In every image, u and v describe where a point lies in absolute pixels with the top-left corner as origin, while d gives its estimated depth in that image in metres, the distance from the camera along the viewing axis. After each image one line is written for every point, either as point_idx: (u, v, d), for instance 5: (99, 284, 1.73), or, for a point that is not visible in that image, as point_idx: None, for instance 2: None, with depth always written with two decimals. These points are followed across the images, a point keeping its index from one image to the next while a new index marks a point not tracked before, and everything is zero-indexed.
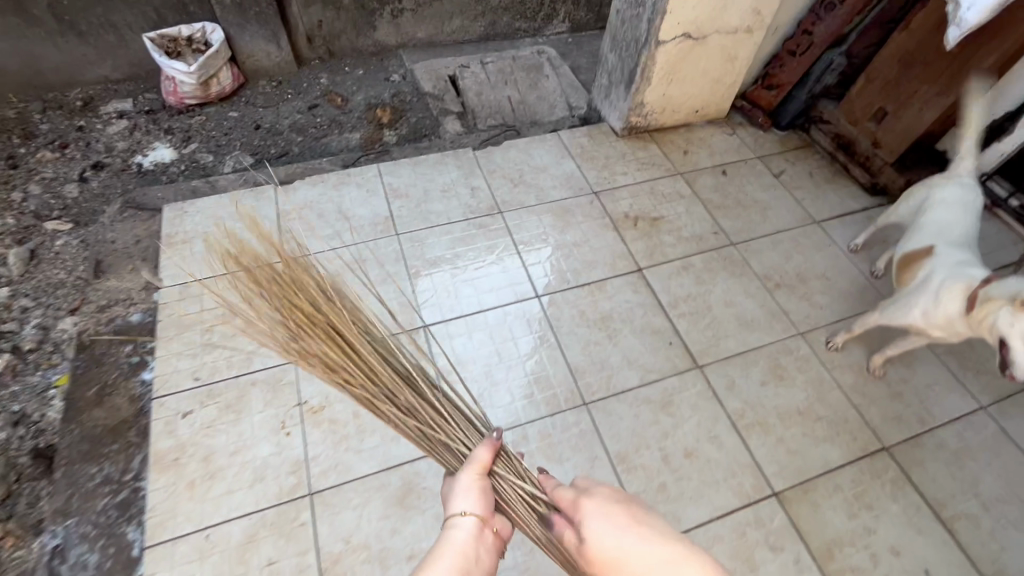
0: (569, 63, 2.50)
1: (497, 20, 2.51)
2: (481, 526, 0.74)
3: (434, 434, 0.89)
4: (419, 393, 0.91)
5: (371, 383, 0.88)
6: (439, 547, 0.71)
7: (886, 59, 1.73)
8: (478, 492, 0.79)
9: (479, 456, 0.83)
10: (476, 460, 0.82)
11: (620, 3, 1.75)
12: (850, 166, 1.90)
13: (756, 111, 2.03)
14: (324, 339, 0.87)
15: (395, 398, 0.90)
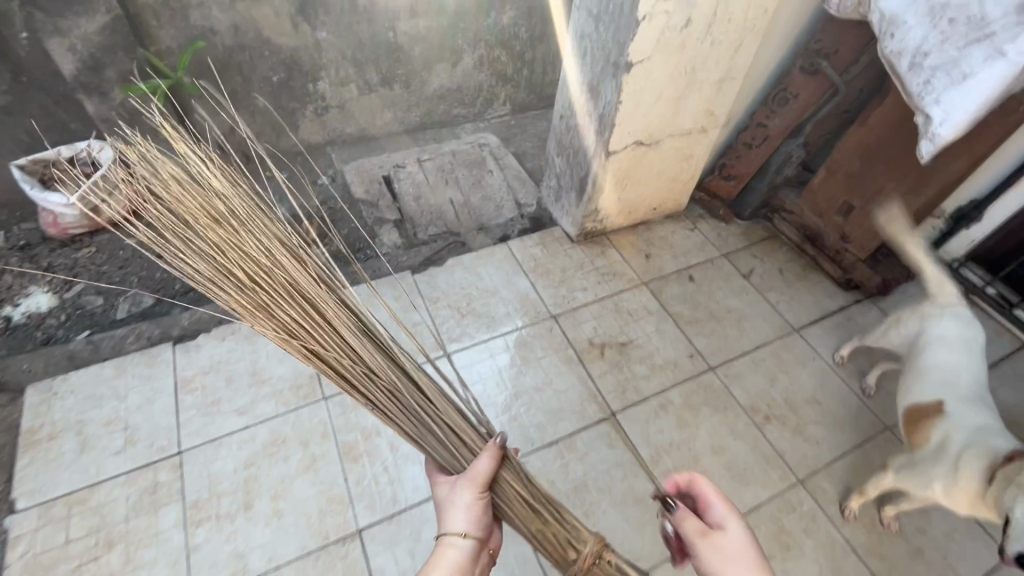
0: (514, 149, 2.33)
1: (433, 109, 2.32)
2: (474, 548, 0.79)
3: (427, 420, 0.87)
4: (401, 375, 0.89)
5: (344, 360, 0.86)
6: (434, 562, 0.77)
7: (846, 153, 1.62)
8: (473, 509, 0.81)
9: (481, 469, 0.82)
10: (478, 473, 0.82)
11: (563, 108, 1.59)
12: (819, 260, 1.78)
13: (716, 203, 1.91)
14: (287, 305, 0.86)
15: (376, 377, 0.87)
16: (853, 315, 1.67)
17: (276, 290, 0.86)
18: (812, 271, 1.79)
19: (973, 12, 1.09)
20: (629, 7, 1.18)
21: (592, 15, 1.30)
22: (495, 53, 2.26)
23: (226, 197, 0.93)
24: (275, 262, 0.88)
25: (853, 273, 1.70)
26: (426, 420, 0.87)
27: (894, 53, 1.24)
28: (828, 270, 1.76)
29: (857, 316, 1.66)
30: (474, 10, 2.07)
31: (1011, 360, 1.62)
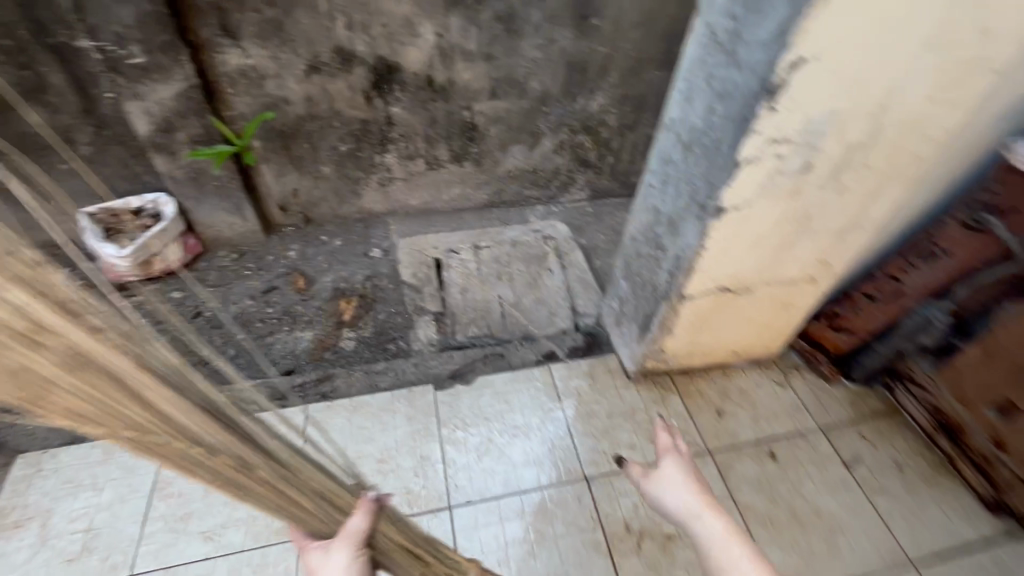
0: (584, 242, 2.11)
1: (503, 188, 2.17)
2: None
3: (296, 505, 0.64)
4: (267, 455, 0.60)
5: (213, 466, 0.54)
6: None
7: (1011, 336, 1.22)
8: (352, 570, 0.66)
9: (352, 529, 0.66)
10: (349, 534, 0.66)
11: (635, 231, 1.34)
12: (957, 461, 1.35)
13: (819, 356, 1.55)
14: (77, 390, 0.41)
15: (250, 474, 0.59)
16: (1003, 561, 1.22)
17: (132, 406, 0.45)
18: (946, 474, 1.36)
19: None
20: (728, 146, 0.92)
21: (681, 140, 1.06)
22: (578, 138, 2.07)
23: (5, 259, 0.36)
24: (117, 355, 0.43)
25: (1008, 494, 1.26)
26: (299, 498, 0.64)
27: None
28: (971, 478, 1.33)
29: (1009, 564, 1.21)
30: (560, 94, 1.90)
31: None
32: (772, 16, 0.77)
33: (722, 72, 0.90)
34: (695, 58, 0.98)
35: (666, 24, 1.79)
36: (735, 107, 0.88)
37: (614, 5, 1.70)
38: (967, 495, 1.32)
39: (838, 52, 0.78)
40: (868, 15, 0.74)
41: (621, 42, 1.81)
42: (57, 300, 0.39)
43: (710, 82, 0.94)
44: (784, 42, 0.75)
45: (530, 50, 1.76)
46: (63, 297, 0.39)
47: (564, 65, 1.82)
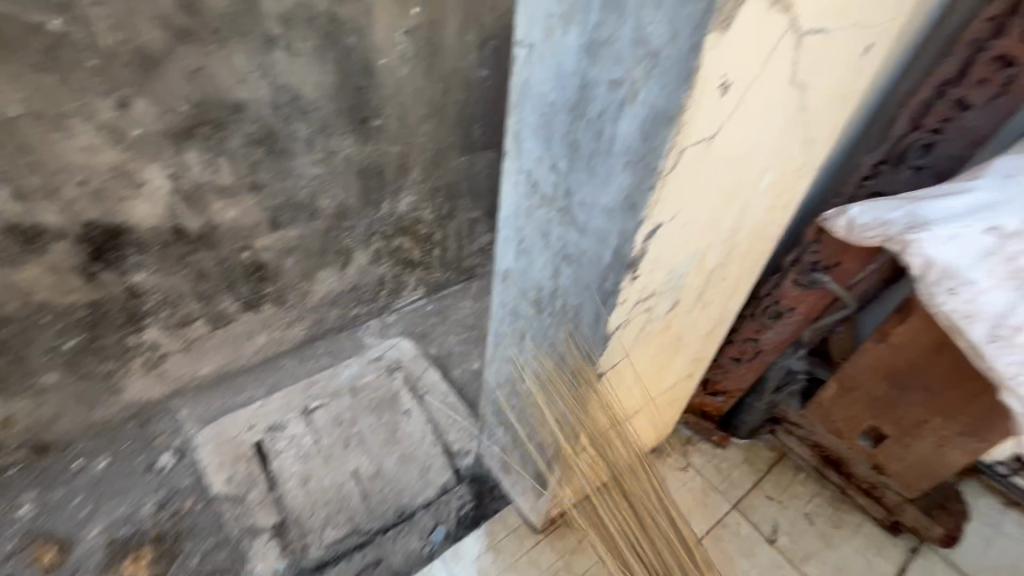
0: (435, 352, 1.85)
1: (322, 316, 1.81)
2: None
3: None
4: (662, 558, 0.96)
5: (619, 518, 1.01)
6: None
7: (861, 372, 1.28)
8: None
9: None
10: None
11: (497, 378, 1.11)
12: (850, 493, 1.39)
13: (706, 425, 1.49)
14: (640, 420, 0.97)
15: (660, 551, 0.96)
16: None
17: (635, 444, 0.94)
18: (845, 508, 1.40)
19: None
20: (591, 316, 0.73)
21: (528, 296, 0.85)
22: (395, 242, 1.81)
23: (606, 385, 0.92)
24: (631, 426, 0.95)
25: (900, 515, 1.32)
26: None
27: (955, 311, 0.86)
28: (866, 506, 1.38)
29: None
30: (359, 205, 1.62)
31: None
32: (610, 181, 0.59)
33: (559, 232, 0.71)
34: (519, 207, 0.78)
35: (457, 109, 1.62)
36: (587, 276, 0.70)
37: (394, 101, 1.47)
38: (868, 524, 1.37)
39: (691, 206, 0.63)
40: (717, 165, 0.60)
41: (413, 135, 1.58)
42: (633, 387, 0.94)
43: (546, 240, 0.75)
44: (635, 216, 0.58)
45: (307, 167, 1.43)
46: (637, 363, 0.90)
47: (354, 174, 1.54)
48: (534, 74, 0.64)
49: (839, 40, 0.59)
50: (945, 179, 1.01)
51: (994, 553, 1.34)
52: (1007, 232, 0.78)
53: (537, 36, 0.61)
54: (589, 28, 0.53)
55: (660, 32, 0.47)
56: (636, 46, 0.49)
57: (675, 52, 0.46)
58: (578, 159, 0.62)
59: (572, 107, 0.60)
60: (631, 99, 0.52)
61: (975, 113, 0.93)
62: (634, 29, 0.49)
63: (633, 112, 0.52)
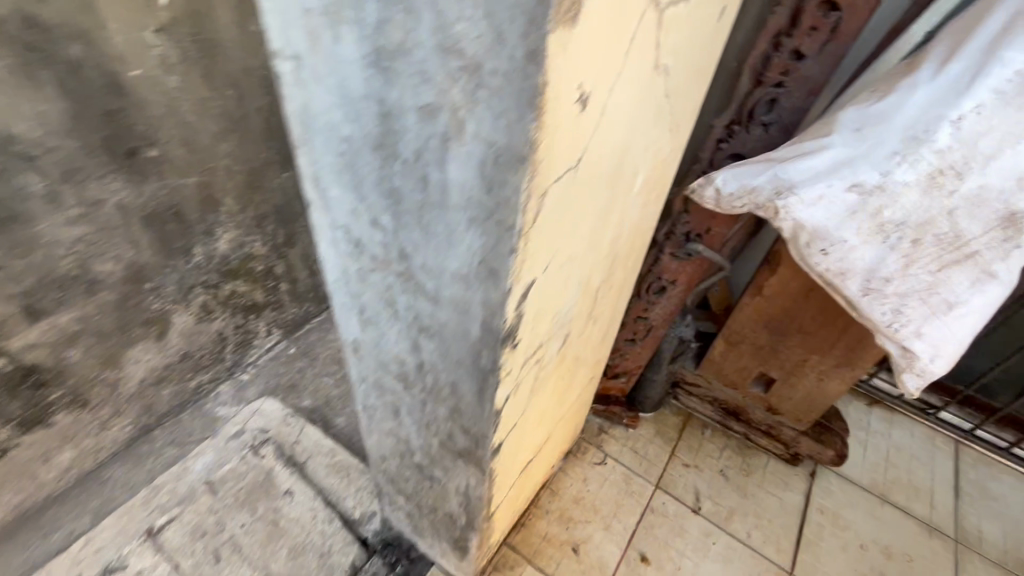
0: (308, 404, 1.58)
1: (150, 403, 1.44)
2: None
3: None
4: None
5: None
6: None
7: (744, 326, 1.30)
8: None
9: None
10: None
11: (382, 450, 0.92)
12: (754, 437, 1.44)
13: (615, 409, 1.45)
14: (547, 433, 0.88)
15: None
16: (826, 505, 1.36)
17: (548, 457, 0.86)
18: (752, 453, 1.45)
19: (942, 230, 0.74)
20: (473, 393, 0.57)
21: (391, 371, 0.67)
22: (226, 289, 1.47)
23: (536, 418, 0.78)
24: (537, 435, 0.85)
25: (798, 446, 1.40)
26: None
27: (829, 270, 0.85)
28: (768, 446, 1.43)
29: (830, 505, 1.37)
30: (159, 261, 1.26)
31: (963, 475, 1.46)
32: (456, 241, 0.42)
33: (407, 300, 0.53)
34: (348, 271, 0.58)
35: (263, 117, 1.31)
36: (456, 351, 0.53)
37: (171, 122, 1.14)
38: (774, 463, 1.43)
39: (564, 243, 0.48)
40: (585, 190, 0.46)
41: (211, 159, 1.25)
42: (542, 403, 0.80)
43: (394, 309, 0.56)
44: (500, 285, 0.42)
45: (60, 229, 1.06)
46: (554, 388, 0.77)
47: (139, 225, 1.18)
48: (314, 98, 0.43)
49: (698, 8, 0.47)
50: (792, 132, 0.99)
51: (871, 454, 1.48)
52: (867, 188, 0.75)
53: (300, 45, 0.40)
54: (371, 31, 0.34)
55: (478, 33, 0.29)
56: (445, 56, 0.31)
57: (507, 64, 0.29)
58: (406, 214, 0.44)
59: (378, 145, 0.41)
60: (456, 135, 0.35)
61: (811, 61, 0.90)
62: (436, 31, 0.31)
63: (464, 155, 0.35)
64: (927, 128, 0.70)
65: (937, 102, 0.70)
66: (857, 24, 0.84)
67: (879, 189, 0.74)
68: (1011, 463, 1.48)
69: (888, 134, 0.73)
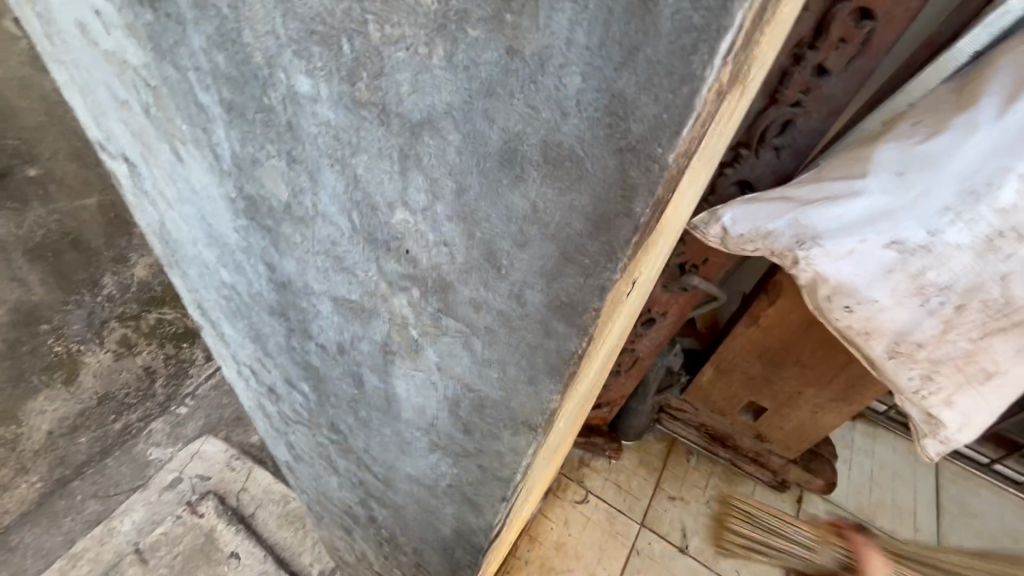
0: (257, 442, 1.34)
1: (63, 454, 1.26)
2: None
3: None
4: None
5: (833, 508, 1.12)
6: None
7: (736, 355, 1.18)
8: None
9: None
10: None
11: (340, 542, 0.78)
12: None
13: (595, 440, 1.34)
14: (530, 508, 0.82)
15: None
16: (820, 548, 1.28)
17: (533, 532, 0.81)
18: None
19: (991, 297, 0.64)
20: (454, 517, 0.53)
21: (337, 506, 0.69)
22: (149, 319, 1.39)
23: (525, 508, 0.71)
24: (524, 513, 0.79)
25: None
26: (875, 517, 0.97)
27: (851, 327, 0.73)
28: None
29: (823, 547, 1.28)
30: (56, 298, 1.34)
31: (944, 491, 1.43)
32: (414, 453, 0.49)
33: (345, 464, 0.59)
34: (258, 357, 0.56)
35: None
36: (421, 484, 0.52)
37: None
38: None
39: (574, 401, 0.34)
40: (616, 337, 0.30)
41: None
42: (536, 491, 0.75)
43: (334, 466, 0.62)
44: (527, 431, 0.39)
45: None
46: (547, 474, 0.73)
47: None
48: (187, 232, 0.49)
49: (741, 98, 0.33)
50: (805, 156, 0.84)
51: (857, 474, 1.43)
52: (909, 247, 0.64)
53: (118, 145, 0.48)
54: (270, 205, 0.39)
55: (439, 254, 0.33)
56: (390, 256, 0.36)
57: (480, 289, 0.33)
58: (336, 400, 0.52)
59: (290, 320, 0.48)
60: (410, 356, 0.41)
61: (834, 79, 0.73)
62: (385, 233, 0.35)
63: (414, 379, 0.43)
64: (988, 183, 0.59)
65: (1001, 152, 0.59)
66: (892, 36, 0.67)
67: (926, 249, 0.63)
68: (992, 479, 1.45)
69: (940, 183, 0.61)
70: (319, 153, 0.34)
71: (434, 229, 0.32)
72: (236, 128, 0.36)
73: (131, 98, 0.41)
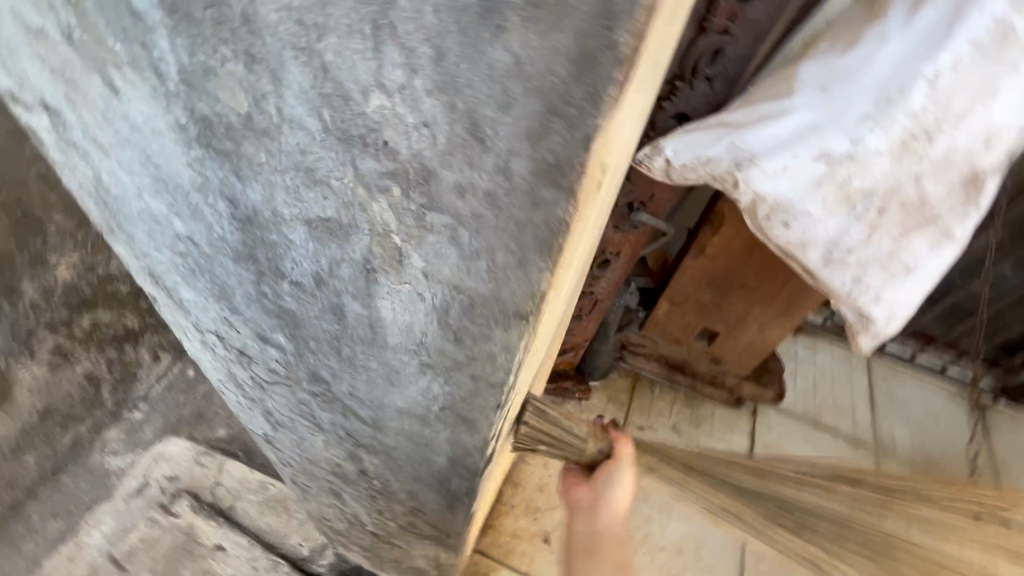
0: (225, 436, 1.30)
1: (12, 479, 1.15)
2: None
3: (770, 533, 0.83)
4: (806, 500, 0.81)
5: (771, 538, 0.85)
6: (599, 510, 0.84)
7: (687, 286, 1.24)
8: None
9: None
10: None
11: (330, 509, 0.78)
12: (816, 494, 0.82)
13: (565, 385, 1.39)
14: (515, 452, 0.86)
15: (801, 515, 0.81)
16: None
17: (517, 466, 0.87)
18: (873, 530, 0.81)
19: (907, 196, 0.70)
20: (448, 446, 0.54)
21: (325, 468, 0.69)
22: (83, 324, 1.17)
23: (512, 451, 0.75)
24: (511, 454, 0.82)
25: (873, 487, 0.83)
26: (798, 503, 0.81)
27: (789, 242, 0.78)
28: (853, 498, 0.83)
29: None
30: None
31: (878, 387, 1.58)
32: (403, 380, 0.49)
33: (328, 417, 0.59)
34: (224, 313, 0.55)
35: None
36: (412, 415, 0.53)
37: None
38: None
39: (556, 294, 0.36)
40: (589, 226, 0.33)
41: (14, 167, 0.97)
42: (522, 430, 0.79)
43: (318, 425, 0.62)
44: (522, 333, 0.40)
45: None
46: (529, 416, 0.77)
47: None
48: (130, 181, 0.47)
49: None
50: (736, 85, 0.86)
51: (802, 382, 1.56)
52: (837, 157, 0.68)
53: (42, 92, 0.44)
54: (229, 125, 0.38)
55: (420, 138, 0.33)
56: (365, 152, 0.35)
57: (463, 171, 0.33)
58: (316, 344, 0.52)
59: (259, 263, 0.47)
60: (393, 269, 0.41)
61: (757, 3, 0.74)
62: (361, 126, 0.34)
63: (398, 296, 0.42)
64: (901, 89, 0.64)
65: (910, 59, 0.63)
66: None
67: (850, 158, 0.68)
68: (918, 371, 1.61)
69: (857, 95, 0.65)
70: (282, 45, 0.32)
71: (414, 110, 0.32)
72: (182, 35, 0.35)
73: (48, 23, 0.39)
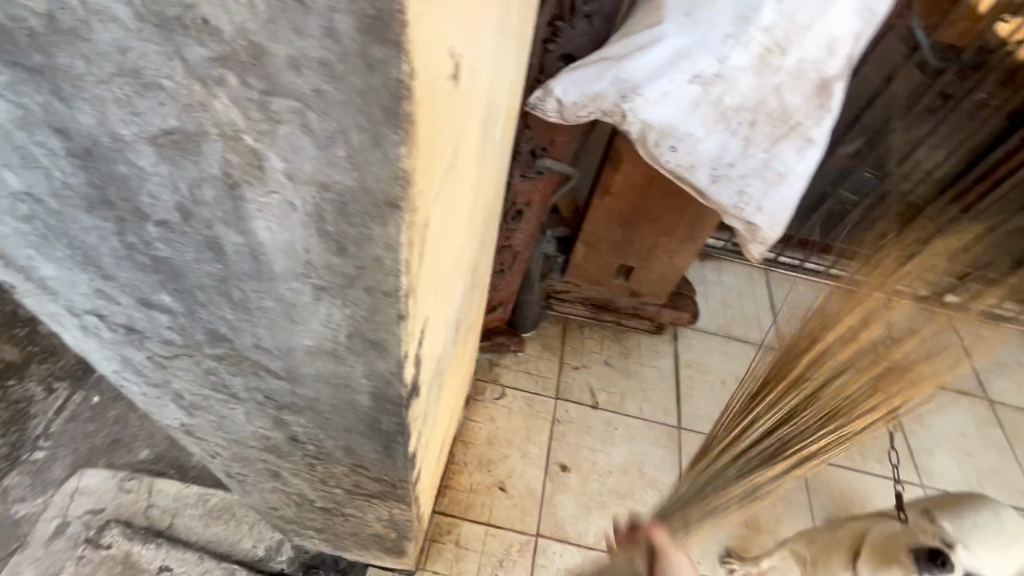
0: (149, 456, 1.21)
1: None
2: None
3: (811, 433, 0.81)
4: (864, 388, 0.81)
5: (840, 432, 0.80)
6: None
7: (600, 225, 1.30)
8: None
9: None
10: None
11: (275, 493, 0.77)
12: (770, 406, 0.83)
13: (500, 340, 1.42)
14: (454, 402, 0.89)
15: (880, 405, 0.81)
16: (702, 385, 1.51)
17: (455, 411, 0.90)
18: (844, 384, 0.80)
19: (772, 107, 0.77)
20: (372, 391, 0.51)
21: (255, 445, 0.67)
22: None
23: (448, 399, 0.78)
24: (449, 404, 0.84)
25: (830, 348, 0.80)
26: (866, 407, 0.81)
27: (679, 165, 0.83)
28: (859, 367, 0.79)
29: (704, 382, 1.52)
30: None
31: (777, 295, 1.75)
32: (303, 314, 0.45)
33: (241, 381, 0.57)
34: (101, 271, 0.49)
35: None
36: (325, 352, 0.48)
37: None
38: (938, 367, 0.76)
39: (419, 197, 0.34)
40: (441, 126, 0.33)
41: None
42: (456, 375, 0.82)
43: (233, 395, 0.59)
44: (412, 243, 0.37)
45: None
46: (460, 361, 0.80)
47: None
48: None
49: None
50: (616, 20, 0.89)
51: (712, 301, 1.69)
52: (707, 78, 0.74)
53: None
54: (32, 32, 0.32)
55: (238, 6, 0.27)
56: (188, 37, 0.29)
57: (294, 41, 0.27)
58: (204, 294, 0.47)
59: (117, 206, 0.42)
60: (253, 178, 0.35)
61: None
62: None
63: (269, 210, 0.37)
64: (753, 7, 0.70)
65: None
66: None
67: (718, 77, 0.74)
68: None
69: (718, 15, 0.70)
70: None
71: None
72: None
73: None
